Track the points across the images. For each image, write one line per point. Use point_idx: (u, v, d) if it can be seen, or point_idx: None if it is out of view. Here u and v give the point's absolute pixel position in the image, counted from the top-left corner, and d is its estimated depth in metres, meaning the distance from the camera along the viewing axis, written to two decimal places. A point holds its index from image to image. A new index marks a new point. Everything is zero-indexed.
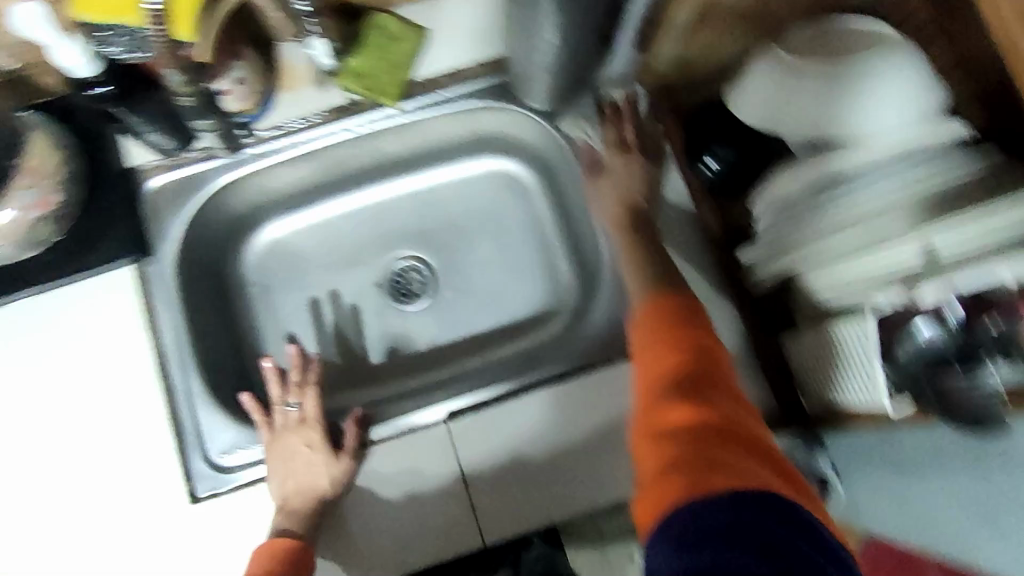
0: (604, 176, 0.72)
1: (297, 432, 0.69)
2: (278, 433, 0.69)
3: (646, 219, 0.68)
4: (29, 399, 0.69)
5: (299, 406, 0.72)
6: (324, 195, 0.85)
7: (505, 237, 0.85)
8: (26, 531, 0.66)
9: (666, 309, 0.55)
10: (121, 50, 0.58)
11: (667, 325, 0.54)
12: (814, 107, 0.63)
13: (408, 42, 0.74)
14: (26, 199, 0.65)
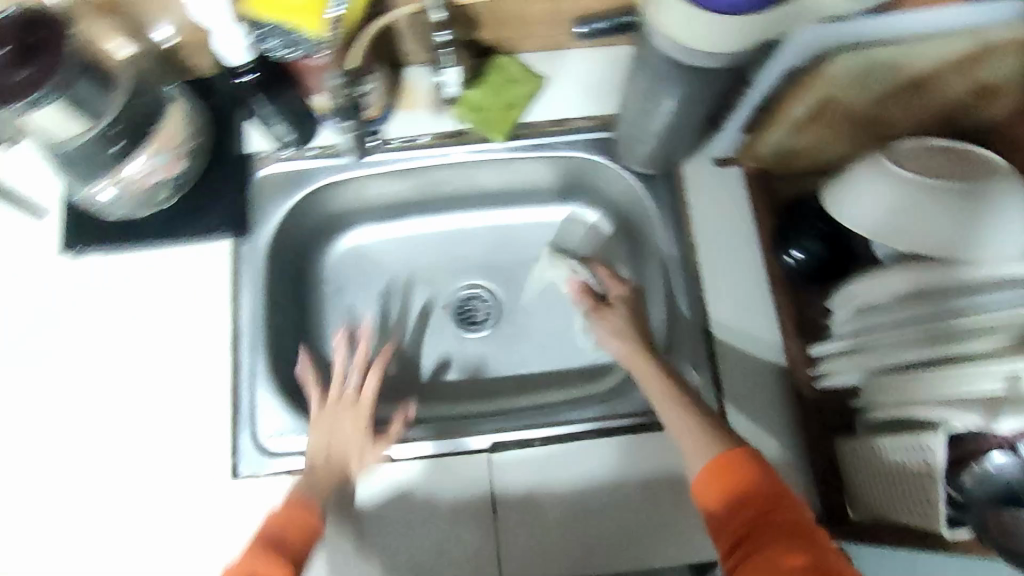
0: (608, 312, 0.72)
1: (349, 410, 0.69)
2: (330, 407, 0.69)
3: (650, 343, 0.68)
4: (109, 347, 0.73)
5: (359, 382, 0.71)
6: (414, 211, 0.88)
7: None
8: (77, 470, 0.69)
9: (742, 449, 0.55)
10: (277, 47, 0.63)
11: (755, 485, 0.52)
12: (923, 222, 0.59)
13: (526, 86, 0.78)
14: (157, 163, 0.70)
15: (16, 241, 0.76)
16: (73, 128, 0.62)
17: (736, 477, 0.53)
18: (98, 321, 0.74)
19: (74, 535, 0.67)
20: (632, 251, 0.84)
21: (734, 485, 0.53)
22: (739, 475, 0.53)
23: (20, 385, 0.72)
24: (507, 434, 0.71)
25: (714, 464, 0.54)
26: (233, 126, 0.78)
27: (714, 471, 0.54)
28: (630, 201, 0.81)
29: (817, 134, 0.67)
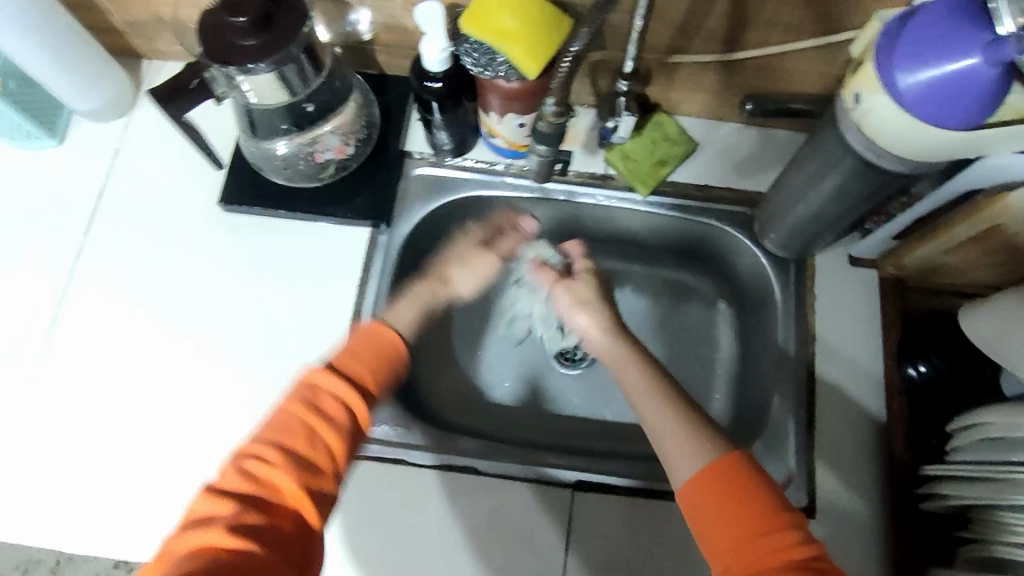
0: (573, 282, 0.73)
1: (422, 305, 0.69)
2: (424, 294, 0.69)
3: (628, 333, 0.66)
4: (241, 302, 0.80)
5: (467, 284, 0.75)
6: None
7: (679, 348, 0.86)
8: (189, 408, 0.76)
9: (732, 482, 0.49)
10: (470, 62, 0.67)
11: (745, 497, 0.48)
12: None
13: (679, 147, 0.81)
14: (330, 142, 0.76)
15: (187, 187, 0.84)
16: (278, 94, 0.68)
17: (730, 486, 0.48)
18: (240, 272, 0.81)
19: (181, 461, 0.74)
20: (743, 330, 0.84)
21: (719, 485, 0.49)
22: (728, 477, 0.49)
23: (162, 316, 0.79)
24: (596, 476, 0.74)
25: (703, 478, 0.50)
26: (398, 127, 0.83)
27: (706, 491, 0.49)
28: (751, 279, 0.82)
29: (968, 257, 0.68)
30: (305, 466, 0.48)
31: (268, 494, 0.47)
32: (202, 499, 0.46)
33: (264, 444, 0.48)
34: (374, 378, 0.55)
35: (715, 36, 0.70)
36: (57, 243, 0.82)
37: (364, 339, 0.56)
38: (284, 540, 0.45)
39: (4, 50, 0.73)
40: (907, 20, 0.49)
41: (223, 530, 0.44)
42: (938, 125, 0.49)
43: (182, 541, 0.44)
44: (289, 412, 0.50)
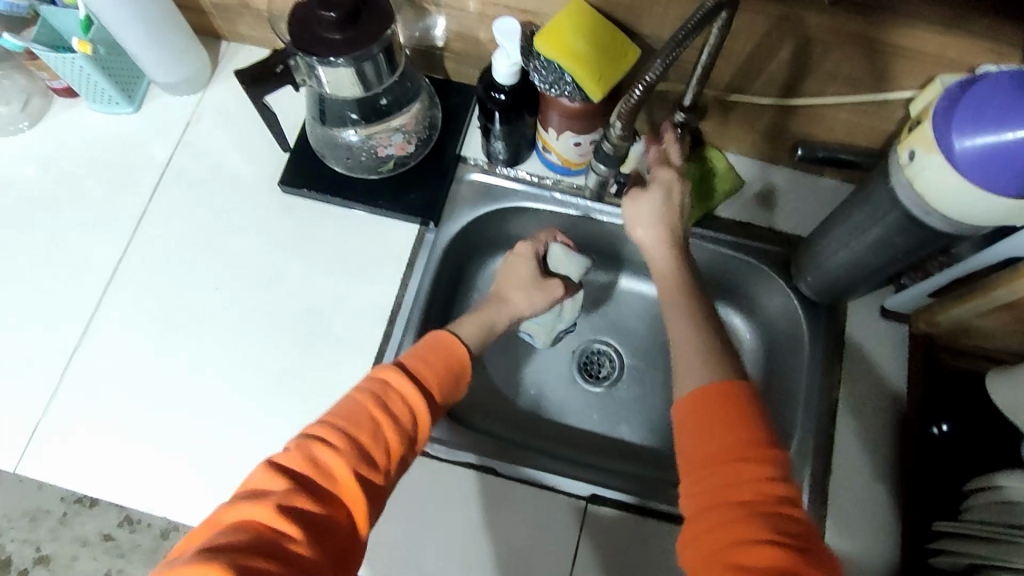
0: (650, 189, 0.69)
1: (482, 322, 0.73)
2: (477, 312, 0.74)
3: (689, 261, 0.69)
4: (288, 281, 0.83)
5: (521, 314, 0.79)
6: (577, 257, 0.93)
7: None
8: (227, 375, 0.79)
9: (720, 408, 0.53)
10: (538, 80, 0.70)
11: (729, 420, 0.53)
12: None
13: (724, 184, 0.82)
14: (393, 139, 0.81)
15: (252, 166, 0.88)
16: (352, 89, 0.71)
17: (717, 407, 0.54)
18: (290, 253, 0.84)
19: (212, 425, 0.77)
20: (770, 369, 0.85)
21: (708, 405, 0.54)
22: (725, 397, 0.54)
23: (212, 285, 0.83)
24: (609, 492, 0.74)
25: (698, 394, 0.55)
26: (456, 132, 0.86)
27: (696, 410, 0.54)
28: (784, 320, 0.84)
29: (1000, 323, 0.69)
30: (362, 456, 0.53)
31: (323, 481, 0.51)
32: (261, 473, 0.50)
33: (330, 429, 0.53)
34: (438, 385, 0.60)
35: (775, 81, 0.72)
36: (125, 204, 0.87)
37: (437, 348, 0.62)
38: (330, 531, 0.49)
39: (100, 19, 0.78)
40: (968, 87, 0.51)
41: (271, 509, 0.47)
42: (988, 190, 0.51)
43: (232, 509, 0.48)
44: (359, 402, 0.55)
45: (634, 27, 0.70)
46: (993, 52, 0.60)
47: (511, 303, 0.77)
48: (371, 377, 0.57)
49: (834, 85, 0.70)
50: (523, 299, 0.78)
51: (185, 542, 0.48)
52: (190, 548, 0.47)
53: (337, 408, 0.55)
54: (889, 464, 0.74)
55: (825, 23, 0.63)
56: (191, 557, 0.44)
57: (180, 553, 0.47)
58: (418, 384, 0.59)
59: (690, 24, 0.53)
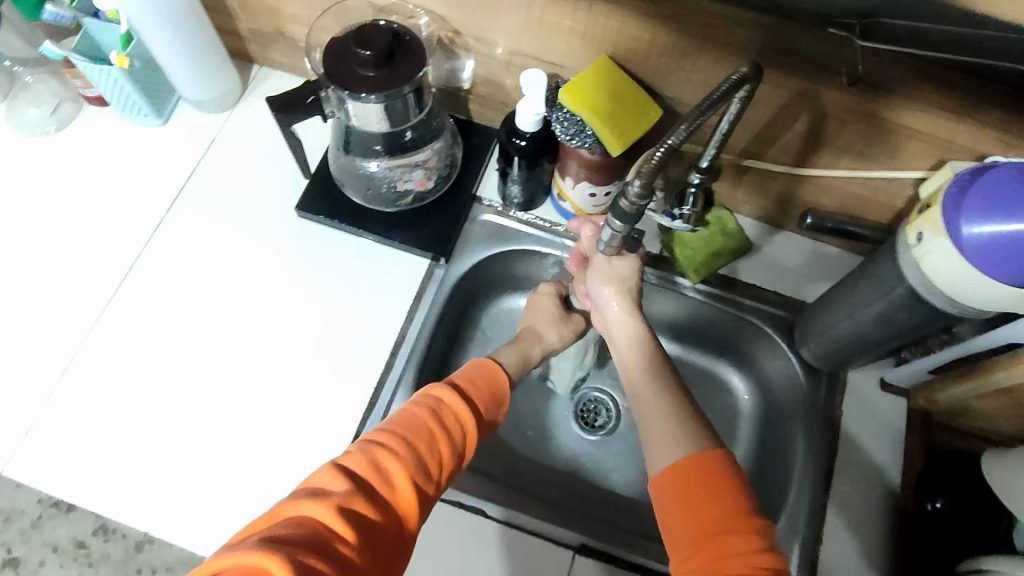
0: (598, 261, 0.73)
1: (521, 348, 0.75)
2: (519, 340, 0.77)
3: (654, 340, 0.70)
4: (296, 304, 0.84)
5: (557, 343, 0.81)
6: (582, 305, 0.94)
7: None
8: (226, 393, 0.79)
9: (699, 485, 0.53)
10: (559, 131, 0.72)
11: (711, 493, 0.53)
12: None
13: (733, 244, 0.83)
14: (413, 174, 0.83)
15: (272, 187, 0.90)
16: (379, 124, 0.73)
17: (695, 482, 0.54)
18: (302, 275, 0.85)
19: (205, 442, 0.77)
20: (765, 431, 0.86)
21: (687, 481, 0.54)
22: (700, 476, 0.54)
23: (221, 301, 0.84)
24: (599, 544, 0.74)
25: (674, 471, 0.55)
26: (475, 172, 0.88)
27: (678, 482, 0.54)
28: (782, 383, 0.84)
29: (998, 406, 0.70)
30: (419, 466, 0.56)
31: (381, 485, 0.54)
32: (324, 472, 0.53)
33: (392, 438, 0.56)
34: (486, 404, 0.64)
35: (789, 149, 0.74)
36: (142, 214, 0.88)
37: (485, 372, 0.66)
38: (380, 539, 0.51)
39: (140, 35, 0.80)
40: (978, 176, 0.53)
41: (331, 509, 0.50)
42: (996, 277, 0.51)
43: (293, 504, 0.51)
44: (419, 414, 0.58)
45: (657, 87, 0.73)
46: (1003, 141, 0.62)
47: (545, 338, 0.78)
48: (427, 394, 0.61)
49: (846, 158, 0.72)
50: (554, 335, 0.79)
51: (244, 530, 0.50)
52: (253, 534, 0.49)
53: (393, 417, 0.59)
54: (882, 538, 0.74)
55: (842, 100, 0.65)
56: (253, 543, 0.47)
57: (241, 540, 0.49)
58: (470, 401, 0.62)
59: (714, 96, 0.55)
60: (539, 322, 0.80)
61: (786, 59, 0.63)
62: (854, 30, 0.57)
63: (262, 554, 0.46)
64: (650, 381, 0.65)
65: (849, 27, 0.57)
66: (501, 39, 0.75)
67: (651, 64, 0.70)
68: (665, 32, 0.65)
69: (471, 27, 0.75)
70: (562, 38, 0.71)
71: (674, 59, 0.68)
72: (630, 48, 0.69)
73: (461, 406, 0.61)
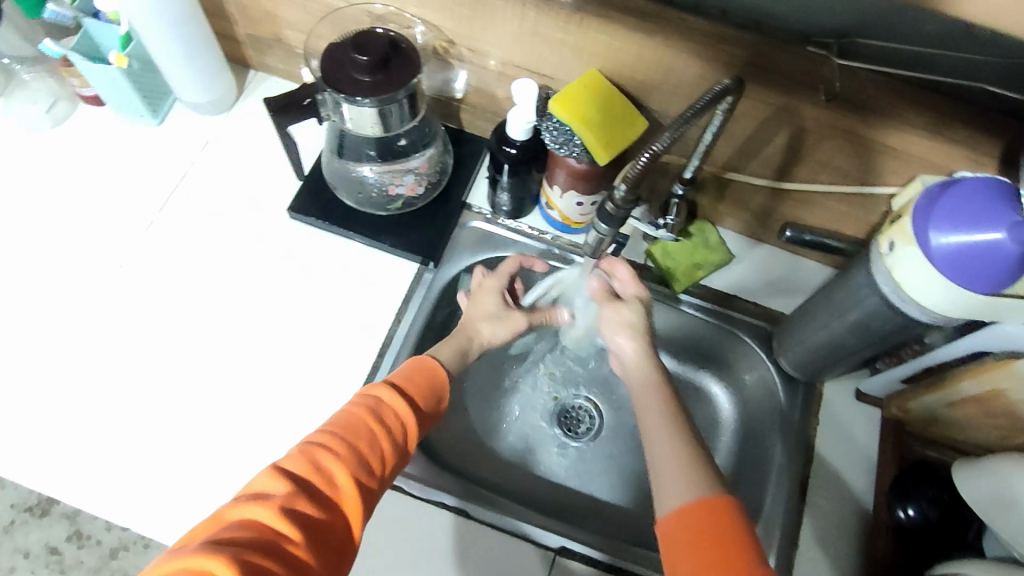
0: (622, 304, 0.75)
1: (451, 343, 0.75)
2: (453, 335, 0.77)
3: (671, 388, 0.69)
4: (285, 304, 0.84)
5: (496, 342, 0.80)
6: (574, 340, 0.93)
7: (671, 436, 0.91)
8: (212, 390, 0.79)
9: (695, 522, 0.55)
10: (548, 140, 0.74)
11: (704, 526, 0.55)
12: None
13: (714, 254, 0.86)
14: (404, 180, 0.85)
15: (264, 189, 0.91)
16: (372, 128, 0.74)
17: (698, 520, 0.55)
18: (290, 277, 0.86)
19: (189, 439, 0.77)
20: (744, 439, 0.87)
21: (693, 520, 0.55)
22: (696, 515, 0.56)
23: (209, 300, 0.84)
24: (578, 547, 0.75)
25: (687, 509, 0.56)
26: (465, 180, 0.90)
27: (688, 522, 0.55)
28: (762, 391, 0.86)
29: (968, 415, 0.72)
30: (360, 465, 0.57)
31: (322, 486, 0.55)
32: (265, 476, 0.54)
33: (331, 439, 0.57)
34: (424, 403, 0.65)
35: (770, 163, 0.77)
36: (132, 212, 0.89)
37: (421, 371, 0.67)
38: (328, 538, 0.53)
39: (140, 36, 0.82)
40: (945, 189, 0.55)
41: (272, 511, 0.51)
42: (965, 286, 0.54)
43: (235, 509, 0.51)
44: (356, 415, 0.59)
45: (643, 100, 0.75)
46: (972, 158, 0.64)
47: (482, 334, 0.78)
48: (364, 395, 0.62)
49: (824, 173, 0.75)
50: (491, 333, 0.79)
51: (186, 536, 0.51)
52: (194, 540, 0.50)
53: (332, 416, 0.60)
54: (855, 545, 0.76)
55: (820, 115, 0.67)
56: (198, 547, 0.48)
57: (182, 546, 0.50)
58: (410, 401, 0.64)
59: (698, 105, 0.57)
60: (478, 317, 0.79)
61: (766, 74, 0.66)
62: (832, 49, 0.65)
63: (206, 558, 0.47)
64: (660, 422, 0.65)
65: (826, 46, 0.65)
66: (494, 49, 0.77)
67: (639, 77, 0.72)
68: (651, 47, 0.68)
69: (466, 37, 0.77)
70: (553, 50, 0.74)
71: (661, 73, 0.70)
72: (618, 62, 0.71)
73: (398, 404, 0.62)
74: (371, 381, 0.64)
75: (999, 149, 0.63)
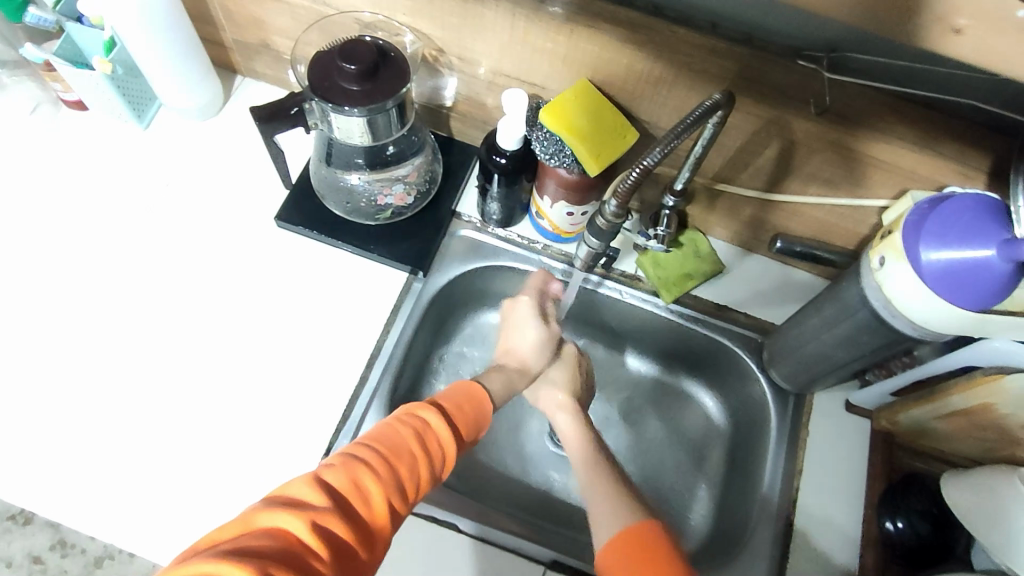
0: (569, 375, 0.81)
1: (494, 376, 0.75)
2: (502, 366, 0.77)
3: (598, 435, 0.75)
4: (274, 313, 0.83)
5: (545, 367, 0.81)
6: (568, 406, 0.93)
7: (661, 441, 0.92)
8: (199, 400, 0.78)
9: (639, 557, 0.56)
10: (538, 150, 0.73)
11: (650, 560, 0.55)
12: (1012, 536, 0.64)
13: (704, 265, 0.85)
14: (393, 189, 0.84)
15: (251, 196, 0.90)
16: (361, 137, 0.73)
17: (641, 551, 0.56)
18: (276, 288, 0.85)
19: (174, 453, 0.75)
20: (734, 450, 0.87)
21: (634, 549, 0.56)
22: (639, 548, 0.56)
23: (194, 311, 0.83)
24: (571, 560, 0.76)
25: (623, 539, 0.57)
26: (454, 188, 0.89)
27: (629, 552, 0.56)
28: (754, 403, 0.86)
29: (957, 428, 0.72)
30: (395, 487, 0.57)
31: (359, 504, 0.54)
32: (304, 486, 0.52)
33: (375, 457, 0.56)
34: (468, 431, 0.65)
35: (760, 175, 0.77)
36: (113, 220, 0.87)
37: (471, 395, 0.67)
38: (353, 558, 0.52)
39: (124, 41, 0.80)
40: (936, 205, 0.55)
41: (307, 525, 0.50)
42: (953, 302, 0.54)
43: (269, 514, 0.50)
44: (404, 436, 0.59)
45: (634, 110, 0.75)
46: (961, 172, 0.64)
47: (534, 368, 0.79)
48: (414, 414, 0.61)
49: (814, 186, 0.74)
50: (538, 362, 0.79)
51: (211, 535, 0.49)
52: (220, 539, 0.48)
53: (375, 433, 0.59)
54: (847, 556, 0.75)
55: (810, 128, 0.67)
56: (225, 553, 0.46)
57: (208, 545, 0.48)
58: (453, 428, 0.63)
59: (688, 121, 0.57)
60: (515, 342, 0.80)
61: (756, 87, 0.66)
62: (822, 62, 0.65)
63: (234, 564, 0.45)
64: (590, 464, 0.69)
65: (817, 60, 0.65)
66: (484, 59, 0.76)
67: (630, 87, 0.72)
68: (643, 59, 0.67)
69: (456, 46, 0.76)
70: (544, 60, 0.73)
71: (651, 84, 0.70)
72: (608, 72, 0.71)
73: (445, 429, 0.62)
74: (418, 402, 0.63)
75: (987, 164, 0.63)
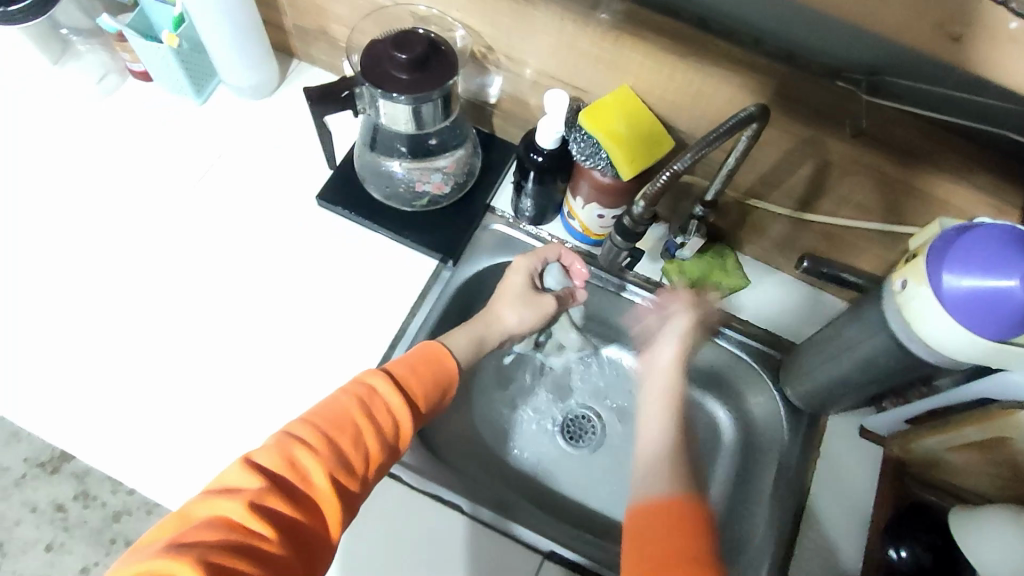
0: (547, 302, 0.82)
1: (466, 328, 0.79)
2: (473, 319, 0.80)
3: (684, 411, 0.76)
4: (308, 288, 0.87)
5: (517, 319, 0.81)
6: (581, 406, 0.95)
7: None
8: (231, 361, 0.82)
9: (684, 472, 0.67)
10: (577, 152, 0.75)
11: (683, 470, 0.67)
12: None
13: (728, 279, 0.86)
14: (431, 177, 0.87)
15: (296, 175, 0.94)
16: (405, 124, 0.76)
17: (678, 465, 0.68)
18: (312, 263, 0.88)
19: (199, 412, 0.79)
20: (744, 467, 0.87)
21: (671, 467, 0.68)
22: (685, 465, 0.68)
23: (233, 277, 0.87)
24: (573, 554, 0.76)
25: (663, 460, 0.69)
26: (491, 182, 0.92)
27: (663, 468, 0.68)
28: (766, 419, 0.86)
29: (970, 461, 0.72)
30: (337, 458, 0.59)
31: (299, 481, 0.57)
32: (237, 471, 0.55)
33: (312, 433, 0.59)
34: (424, 394, 0.67)
35: (793, 192, 0.77)
36: (167, 186, 0.92)
37: (426, 359, 0.69)
38: (300, 530, 0.55)
39: (193, 19, 0.85)
40: (962, 232, 0.55)
41: (242, 507, 0.53)
42: (972, 330, 0.54)
43: (203, 504, 0.53)
44: (343, 405, 0.61)
45: (672, 120, 0.76)
46: (994, 206, 0.64)
47: (505, 320, 0.81)
48: (359, 382, 0.64)
49: (844, 209, 0.75)
50: (513, 315, 0.81)
51: (151, 534, 0.52)
52: (161, 538, 0.52)
53: (316, 408, 0.62)
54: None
55: (845, 150, 0.68)
56: (163, 549, 0.49)
57: (145, 545, 0.51)
58: (404, 394, 0.65)
59: (722, 129, 0.58)
60: (503, 299, 0.82)
61: (794, 106, 0.67)
62: (861, 85, 0.65)
63: (168, 558, 0.48)
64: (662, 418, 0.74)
65: (856, 82, 0.66)
66: (530, 59, 0.79)
67: (670, 97, 0.73)
68: (684, 69, 0.69)
69: (504, 44, 0.79)
70: (588, 64, 0.75)
71: (691, 96, 0.72)
72: (650, 81, 0.73)
73: (391, 394, 0.64)
74: (367, 370, 0.66)
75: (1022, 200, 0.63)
